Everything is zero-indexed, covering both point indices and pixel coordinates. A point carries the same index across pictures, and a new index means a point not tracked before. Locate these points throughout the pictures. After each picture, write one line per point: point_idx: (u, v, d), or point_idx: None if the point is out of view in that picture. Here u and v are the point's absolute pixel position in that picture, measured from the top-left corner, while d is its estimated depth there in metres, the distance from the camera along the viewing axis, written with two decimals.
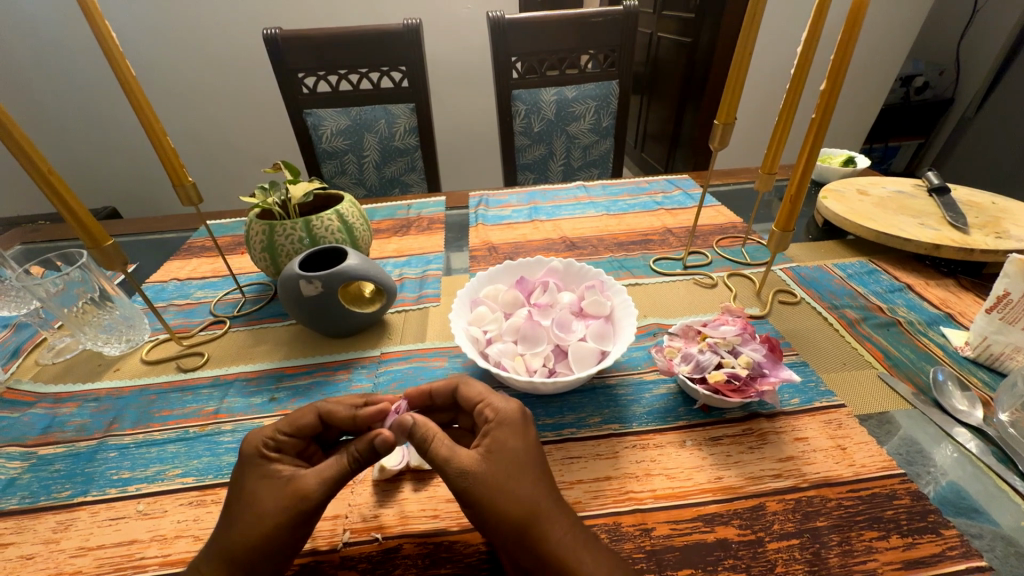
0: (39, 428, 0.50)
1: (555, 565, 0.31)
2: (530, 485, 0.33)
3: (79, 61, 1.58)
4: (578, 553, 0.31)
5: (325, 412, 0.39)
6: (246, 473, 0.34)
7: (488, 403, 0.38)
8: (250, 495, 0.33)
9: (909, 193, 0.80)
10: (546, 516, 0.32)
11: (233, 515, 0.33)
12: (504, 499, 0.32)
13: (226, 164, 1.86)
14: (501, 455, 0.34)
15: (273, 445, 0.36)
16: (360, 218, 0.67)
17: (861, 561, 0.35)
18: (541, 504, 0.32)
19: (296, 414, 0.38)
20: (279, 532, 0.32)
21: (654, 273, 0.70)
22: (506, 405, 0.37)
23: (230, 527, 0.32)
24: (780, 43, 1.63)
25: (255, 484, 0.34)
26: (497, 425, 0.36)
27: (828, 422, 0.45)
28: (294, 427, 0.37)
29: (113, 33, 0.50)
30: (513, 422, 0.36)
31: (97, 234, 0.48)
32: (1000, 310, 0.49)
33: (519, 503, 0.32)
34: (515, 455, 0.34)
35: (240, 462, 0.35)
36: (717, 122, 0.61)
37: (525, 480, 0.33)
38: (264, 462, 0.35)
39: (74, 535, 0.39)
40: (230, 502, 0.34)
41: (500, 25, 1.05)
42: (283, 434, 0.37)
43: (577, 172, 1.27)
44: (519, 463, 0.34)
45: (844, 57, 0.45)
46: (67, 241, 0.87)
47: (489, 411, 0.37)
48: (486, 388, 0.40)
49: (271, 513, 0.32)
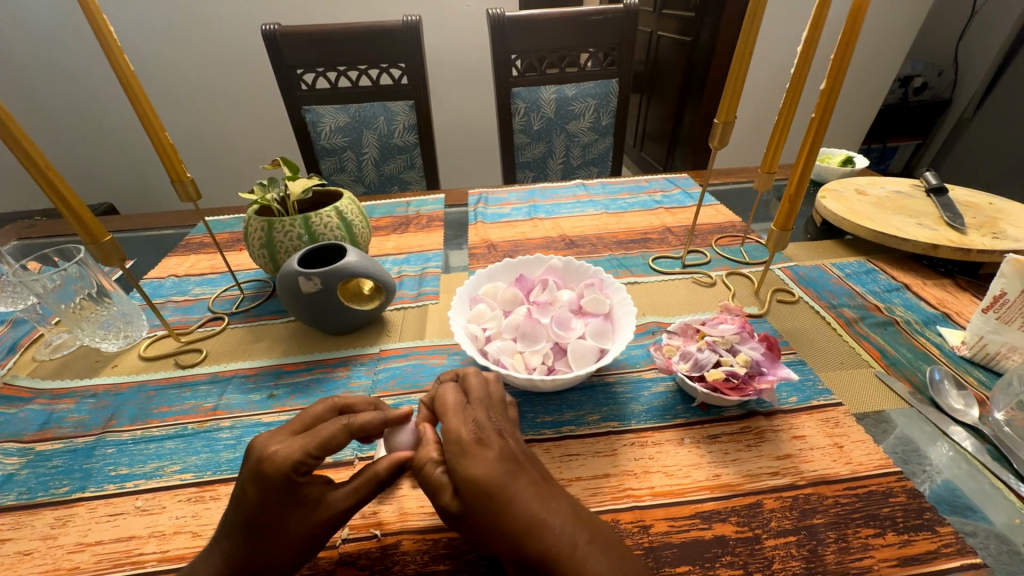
0: (37, 424, 0.50)
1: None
2: (507, 508, 0.30)
3: (77, 58, 1.57)
4: (574, 561, 0.29)
5: (357, 428, 0.36)
6: (270, 497, 0.32)
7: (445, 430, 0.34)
8: (274, 521, 0.32)
9: (908, 193, 0.80)
10: (534, 532, 0.29)
11: (255, 537, 0.32)
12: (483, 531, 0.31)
13: (224, 161, 1.85)
14: (467, 488, 0.31)
15: (304, 467, 0.33)
16: (359, 215, 0.67)
17: (858, 558, 0.35)
18: (522, 523, 0.30)
19: (326, 434, 0.34)
20: (308, 547, 0.33)
21: (654, 272, 0.70)
22: (462, 430, 0.33)
23: (255, 546, 0.32)
24: (779, 43, 1.64)
25: (280, 507, 0.32)
26: (458, 456, 0.32)
27: (825, 420, 0.45)
28: (324, 448, 0.34)
29: (110, 25, 0.50)
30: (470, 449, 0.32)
31: (94, 229, 0.48)
32: (996, 309, 0.49)
33: (498, 529, 0.30)
34: (479, 482, 0.31)
35: (267, 489, 0.32)
36: (717, 120, 0.61)
37: (499, 506, 0.30)
38: (290, 486, 0.32)
39: (72, 531, 0.39)
40: (249, 523, 0.32)
41: (501, 23, 1.04)
42: (313, 456, 0.34)
43: (576, 170, 1.27)
44: (486, 488, 0.30)
45: (845, 56, 0.45)
46: (64, 237, 0.86)
47: (447, 438, 0.33)
48: (451, 405, 0.35)
49: (300, 535, 0.33)
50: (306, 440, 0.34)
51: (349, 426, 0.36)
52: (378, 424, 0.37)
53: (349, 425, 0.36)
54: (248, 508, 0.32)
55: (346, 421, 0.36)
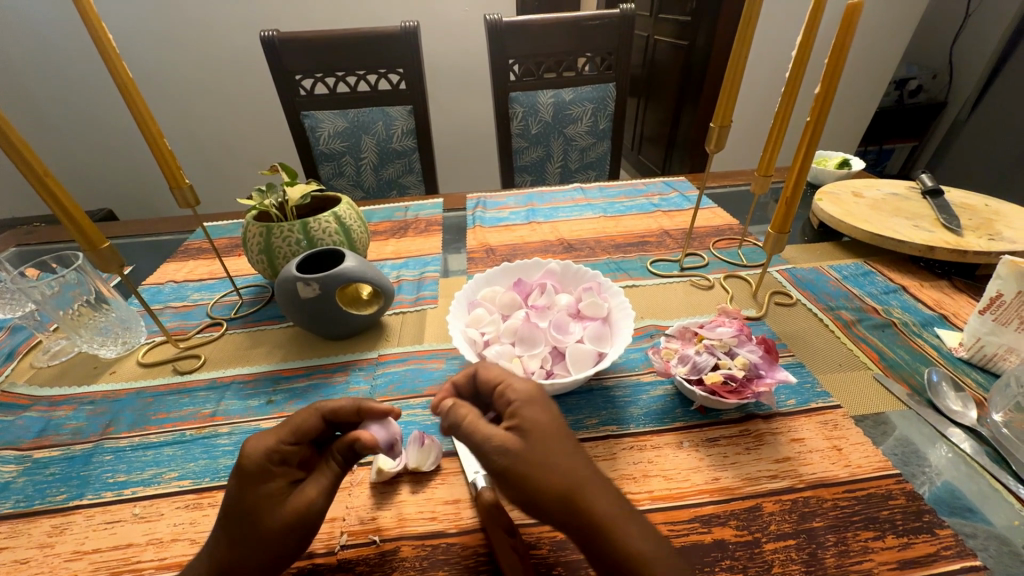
0: (34, 431, 0.50)
1: (603, 545, 0.27)
2: (575, 456, 0.29)
3: (79, 67, 1.58)
4: (630, 525, 0.27)
5: (328, 412, 0.37)
6: (246, 490, 0.32)
7: (508, 383, 0.33)
8: (251, 516, 0.32)
9: (904, 194, 0.81)
10: (597, 481, 0.29)
11: (233, 536, 0.32)
12: (548, 474, 0.28)
13: (224, 167, 1.86)
14: (534, 432, 0.29)
15: (278, 457, 0.34)
16: (358, 220, 0.67)
17: (858, 561, 0.35)
18: (587, 474, 0.28)
19: (298, 420, 0.35)
20: (287, 542, 0.32)
21: (652, 275, 0.70)
22: (528, 383, 0.33)
23: (244, 542, 0.31)
24: (772, 47, 1.65)
25: (256, 502, 0.32)
26: (523, 403, 0.31)
27: (824, 423, 0.45)
28: (298, 434, 0.35)
29: (111, 36, 0.50)
30: (537, 399, 0.32)
31: (93, 237, 0.48)
32: (993, 311, 0.49)
33: (568, 471, 0.28)
34: (545, 426, 0.30)
35: (241, 478, 0.32)
36: (713, 124, 0.61)
37: (566, 450, 0.29)
38: (266, 476, 0.33)
39: (69, 539, 0.39)
40: (233, 519, 0.32)
41: (498, 29, 1.05)
42: (287, 444, 0.34)
43: (574, 174, 1.28)
44: (554, 434, 0.29)
45: (838, 63, 0.45)
46: (64, 244, 0.86)
47: (511, 391, 0.32)
48: (503, 369, 0.35)
49: (276, 526, 0.32)
50: (278, 429, 0.34)
51: (321, 410, 0.37)
52: (351, 411, 0.38)
53: (321, 409, 0.37)
54: (228, 505, 0.32)
55: (318, 406, 0.37)
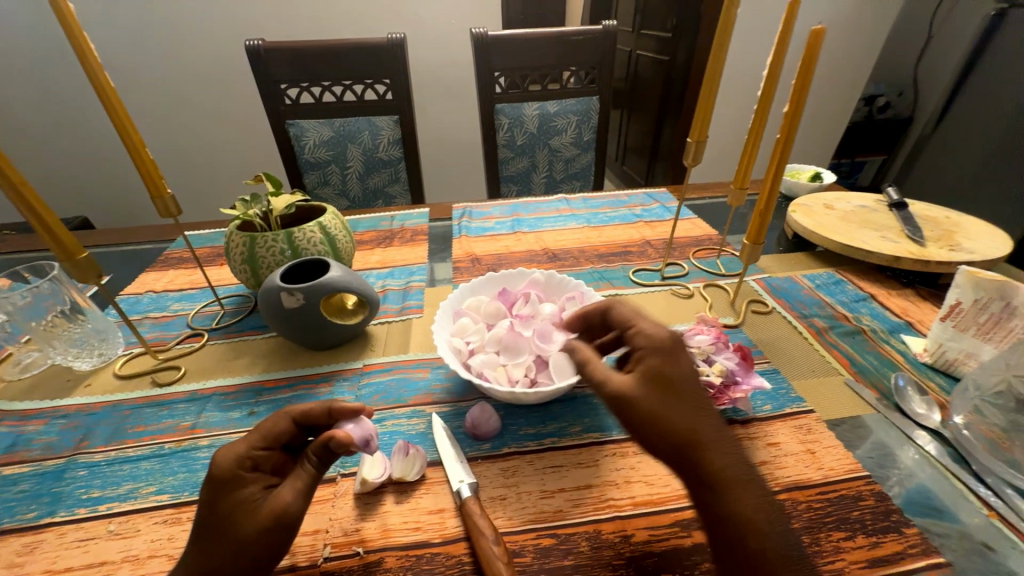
0: (3, 447, 0.48)
1: (712, 494, 0.32)
2: (692, 407, 0.36)
3: (55, 72, 1.55)
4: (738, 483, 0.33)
5: (299, 415, 0.37)
6: (218, 497, 0.33)
7: (639, 332, 0.41)
8: (225, 522, 0.32)
9: (872, 207, 0.84)
10: (708, 436, 0.34)
11: (208, 544, 0.32)
12: (666, 417, 0.35)
13: (205, 174, 1.83)
14: (655, 378, 0.37)
15: (250, 462, 0.34)
16: (343, 230, 0.67)
17: (829, 561, 0.36)
18: (700, 426, 0.35)
19: (267, 425, 0.36)
20: (262, 547, 0.32)
21: (634, 284, 0.72)
22: (660, 334, 0.40)
23: (217, 551, 0.31)
24: (748, 63, 1.71)
25: (229, 508, 0.32)
26: (649, 351, 0.39)
27: (799, 427, 0.47)
28: (269, 439, 0.36)
29: (92, 45, 0.50)
30: (664, 351, 0.39)
31: (71, 246, 0.47)
32: (953, 318, 0.51)
33: (684, 421, 0.35)
34: (674, 381, 0.37)
35: (213, 485, 0.33)
36: (690, 139, 0.63)
37: (683, 399, 0.36)
38: (237, 482, 0.33)
39: (39, 558, 0.38)
40: (207, 528, 0.32)
41: (484, 42, 1.07)
42: (258, 449, 0.35)
43: (560, 184, 1.30)
44: (678, 385, 0.37)
45: (805, 82, 0.48)
46: (37, 254, 0.84)
47: (642, 340, 0.40)
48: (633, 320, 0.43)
49: (249, 531, 0.32)
50: (249, 436, 0.35)
51: (290, 413, 0.37)
52: (322, 413, 0.38)
53: (290, 412, 0.37)
54: (202, 514, 0.33)
55: (288, 410, 0.38)
